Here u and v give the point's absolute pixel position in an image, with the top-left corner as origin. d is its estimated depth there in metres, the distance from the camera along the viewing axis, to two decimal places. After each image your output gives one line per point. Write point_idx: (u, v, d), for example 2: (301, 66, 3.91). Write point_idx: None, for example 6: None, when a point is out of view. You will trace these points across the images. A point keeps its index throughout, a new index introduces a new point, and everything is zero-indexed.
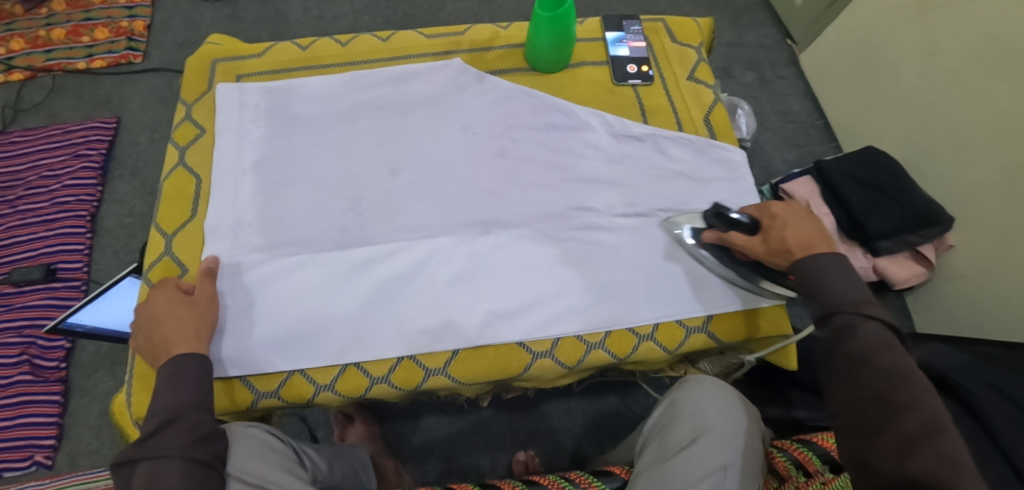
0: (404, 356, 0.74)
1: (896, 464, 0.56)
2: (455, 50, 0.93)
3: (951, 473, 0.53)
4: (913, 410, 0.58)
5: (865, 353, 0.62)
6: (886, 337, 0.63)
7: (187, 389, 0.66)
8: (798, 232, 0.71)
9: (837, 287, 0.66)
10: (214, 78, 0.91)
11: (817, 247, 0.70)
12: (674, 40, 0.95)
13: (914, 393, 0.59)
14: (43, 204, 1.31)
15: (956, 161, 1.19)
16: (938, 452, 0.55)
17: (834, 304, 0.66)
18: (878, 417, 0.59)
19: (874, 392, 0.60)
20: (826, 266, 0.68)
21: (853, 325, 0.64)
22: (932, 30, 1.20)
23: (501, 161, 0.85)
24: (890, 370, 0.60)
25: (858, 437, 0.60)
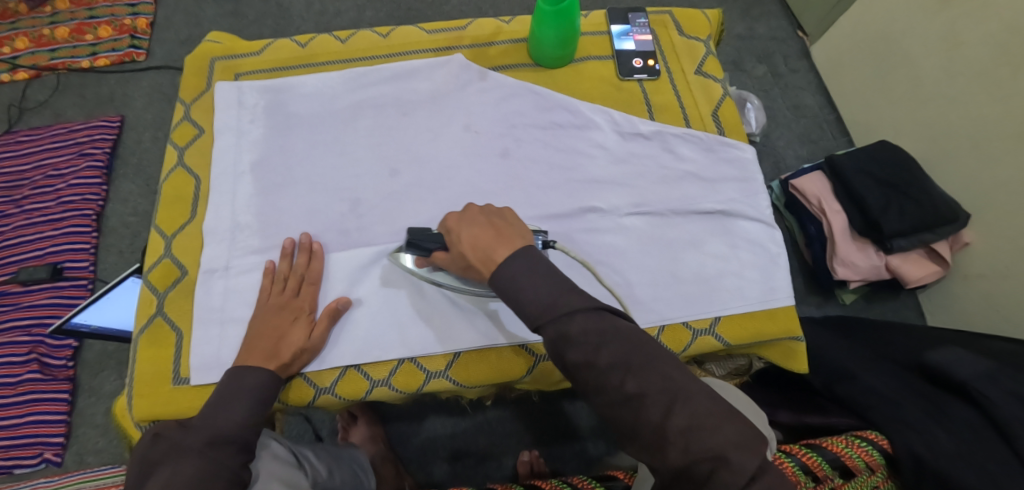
0: (406, 359, 0.73)
1: (660, 454, 0.55)
2: (457, 46, 0.91)
3: (701, 441, 0.53)
4: (647, 394, 0.56)
5: (586, 358, 0.57)
6: (610, 324, 0.58)
7: (238, 405, 0.67)
8: (472, 239, 0.64)
9: (531, 296, 0.59)
10: (213, 77, 0.90)
11: (496, 252, 0.63)
12: (682, 34, 0.93)
13: (642, 373, 0.56)
14: (49, 203, 1.31)
15: (975, 156, 1.16)
16: (683, 424, 0.54)
17: (535, 319, 0.59)
18: (626, 416, 0.56)
19: (606, 391, 0.57)
20: (516, 271, 0.61)
21: (562, 330, 0.58)
22: (953, 22, 1.17)
23: (504, 161, 0.83)
24: (616, 363, 0.57)
25: (622, 435, 0.57)
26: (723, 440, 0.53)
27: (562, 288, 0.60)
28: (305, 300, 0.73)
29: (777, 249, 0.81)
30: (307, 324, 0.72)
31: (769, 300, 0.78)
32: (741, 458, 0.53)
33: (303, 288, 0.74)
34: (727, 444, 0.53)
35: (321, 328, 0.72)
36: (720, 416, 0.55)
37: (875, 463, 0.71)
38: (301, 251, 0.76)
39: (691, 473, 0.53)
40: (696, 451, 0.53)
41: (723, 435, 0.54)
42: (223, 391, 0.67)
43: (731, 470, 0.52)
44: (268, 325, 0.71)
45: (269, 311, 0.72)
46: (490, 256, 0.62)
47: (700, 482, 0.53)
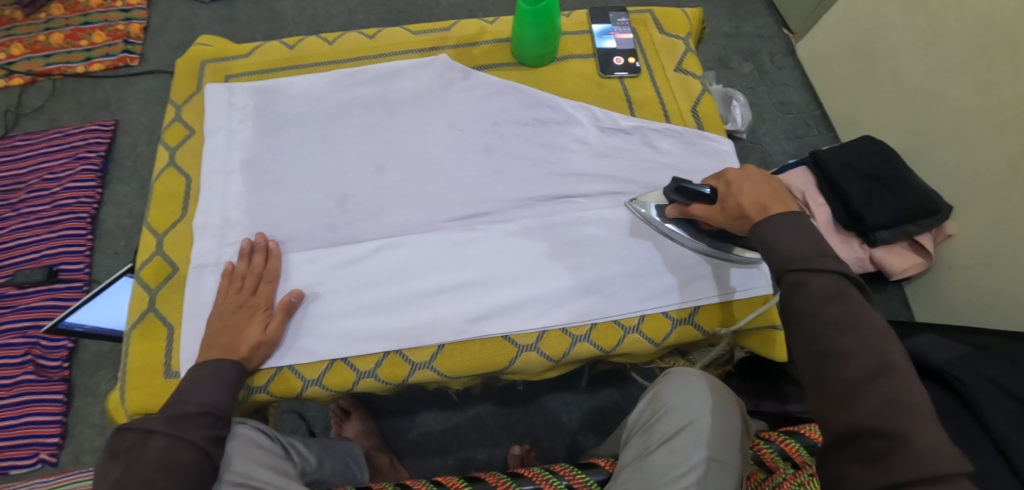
0: (391, 351, 0.74)
1: (845, 412, 0.54)
2: (441, 46, 0.93)
3: (902, 416, 0.51)
4: (859, 356, 0.55)
5: (812, 307, 0.59)
6: (840, 287, 0.59)
7: (217, 391, 0.67)
8: (756, 193, 0.67)
9: (791, 245, 0.62)
10: (203, 79, 0.92)
11: (773, 208, 0.66)
12: (662, 32, 0.95)
13: (865, 339, 0.56)
14: (45, 206, 1.33)
15: (957, 149, 1.18)
16: (888, 394, 0.53)
17: (781, 265, 0.62)
18: (826, 368, 0.57)
19: (818, 343, 0.58)
20: (779, 224, 0.64)
21: (802, 281, 0.61)
22: (932, 18, 1.19)
23: (487, 157, 0.85)
24: (840, 320, 0.57)
25: (813, 387, 0.57)
26: (927, 427, 0.50)
27: (820, 251, 0.62)
28: (262, 297, 0.74)
29: None
30: (263, 319, 0.73)
31: (747, 289, 0.79)
32: (931, 447, 0.49)
33: (260, 286, 0.75)
34: (927, 431, 0.50)
35: (276, 322, 0.73)
36: (923, 409, 0.52)
37: None
38: (257, 252, 0.77)
39: (868, 441, 0.52)
40: (886, 421, 0.52)
41: (926, 423, 0.51)
42: (196, 377, 0.67)
43: (915, 453, 0.49)
44: (223, 322, 0.72)
45: (224, 308, 0.73)
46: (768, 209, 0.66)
47: (879, 453, 0.51)
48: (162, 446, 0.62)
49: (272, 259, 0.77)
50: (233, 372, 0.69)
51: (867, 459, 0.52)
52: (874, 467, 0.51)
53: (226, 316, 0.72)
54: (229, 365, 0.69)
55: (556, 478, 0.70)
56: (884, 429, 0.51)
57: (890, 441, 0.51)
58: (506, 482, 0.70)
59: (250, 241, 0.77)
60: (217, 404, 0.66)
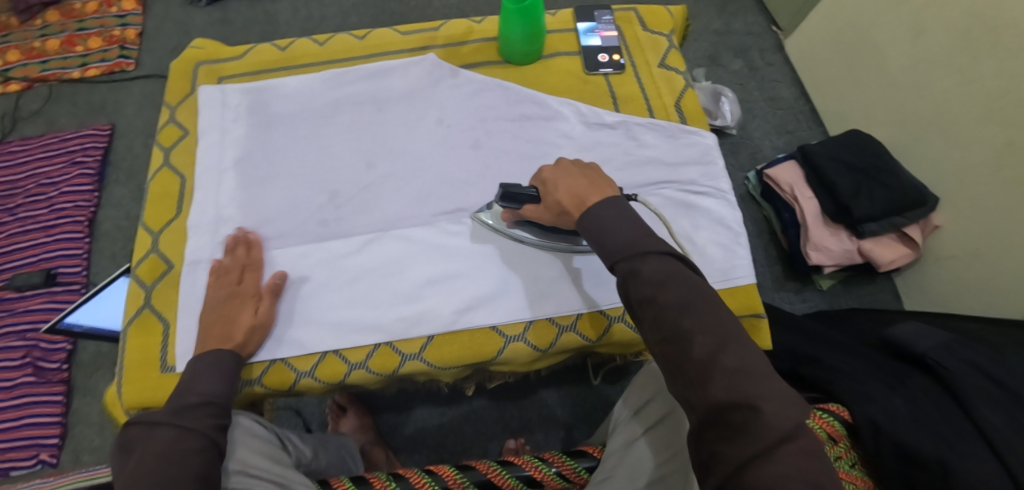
0: (382, 343, 0.75)
1: (702, 391, 0.56)
2: (430, 45, 0.94)
3: (749, 386, 0.54)
4: (701, 333, 0.57)
5: (648, 293, 0.60)
6: (672, 268, 0.61)
7: (221, 381, 0.69)
8: (571, 187, 0.69)
9: (614, 233, 0.64)
10: (197, 80, 0.94)
11: (590, 197, 0.67)
12: (646, 29, 0.96)
13: (702, 317, 0.58)
14: (42, 210, 1.34)
15: (944, 140, 1.19)
16: (731, 366, 0.56)
17: (613, 255, 0.63)
18: (675, 349, 0.58)
19: (660, 327, 0.59)
20: (599, 214, 0.66)
21: (635, 268, 0.62)
22: (918, 11, 1.20)
23: (474, 153, 0.86)
24: (676, 301, 0.59)
25: (671, 371, 0.59)
26: (769, 392, 0.54)
27: (643, 233, 0.64)
28: (249, 284, 0.76)
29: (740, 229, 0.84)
30: (252, 304, 0.74)
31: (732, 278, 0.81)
32: (777, 411, 0.53)
33: (246, 275, 0.76)
34: (768, 397, 0.54)
35: (266, 305, 0.74)
36: (764, 372, 0.56)
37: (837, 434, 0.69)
38: (239, 245, 0.78)
39: (729, 416, 0.54)
40: (739, 393, 0.54)
41: (769, 388, 0.54)
42: (196, 368, 0.69)
43: (763, 419, 0.53)
44: (218, 313, 0.73)
45: (220, 297, 0.74)
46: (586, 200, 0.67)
47: (738, 426, 0.53)
48: (170, 436, 0.62)
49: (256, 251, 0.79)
50: (234, 362, 0.71)
51: (726, 434, 0.54)
52: (733, 442, 0.53)
53: (222, 306, 0.73)
54: (226, 355, 0.70)
55: (545, 465, 0.72)
56: (740, 402, 0.54)
57: (746, 413, 0.53)
58: (498, 472, 0.71)
59: (239, 232, 0.79)
60: (224, 394, 0.68)
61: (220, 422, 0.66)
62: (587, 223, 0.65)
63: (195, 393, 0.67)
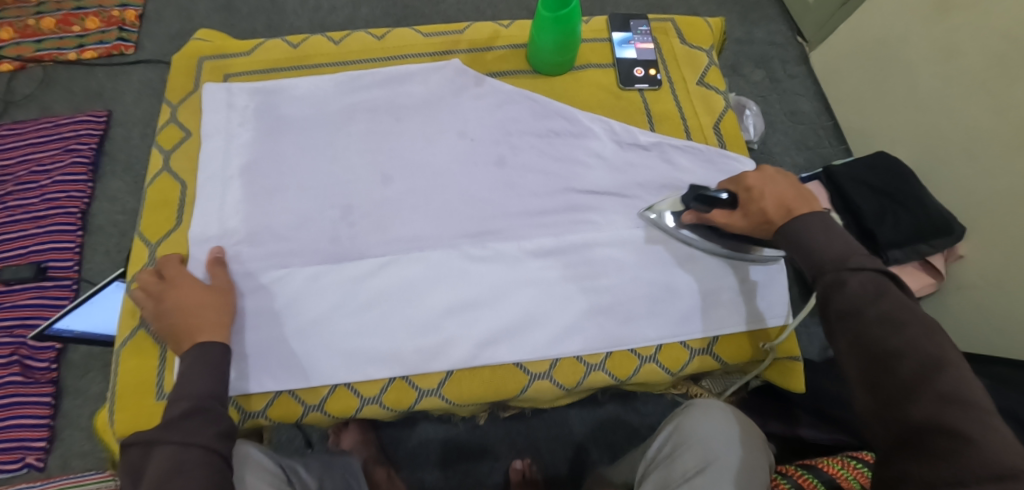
0: (398, 376, 0.71)
1: (898, 412, 0.53)
2: (453, 50, 0.89)
3: (958, 414, 0.50)
4: (911, 354, 0.54)
5: (855, 307, 0.58)
6: (884, 284, 0.58)
7: (206, 377, 0.64)
8: (779, 197, 0.68)
9: (820, 246, 0.63)
10: (201, 77, 0.87)
11: (798, 209, 0.67)
12: (684, 42, 0.92)
13: (914, 336, 0.55)
14: (33, 200, 1.28)
15: (971, 168, 1.15)
16: (944, 391, 0.52)
17: (821, 264, 0.62)
18: (878, 368, 0.56)
19: (866, 344, 0.57)
20: (809, 226, 0.65)
21: (841, 280, 0.60)
22: (952, 32, 1.15)
23: (499, 170, 0.81)
24: (885, 318, 0.56)
25: (865, 385, 0.56)
26: (984, 424, 0.49)
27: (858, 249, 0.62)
28: (177, 276, 0.71)
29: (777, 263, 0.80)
30: (197, 286, 0.71)
31: (765, 319, 0.77)
32: (994, 444, 0.48)
33: (168, 272, 0.72)
34: (989, 429, 0.49)
35: (218, 276, 0.72)
36: (983, 406, 0.51)
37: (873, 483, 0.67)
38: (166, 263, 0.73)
39: (929, 439, 0.51)
40: (945, 420, 0.50)
41: (986, 420, 0.50)
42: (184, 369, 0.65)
43: (977, 451, 0.48)
44: (170, 315, 0.68)
45: (167, 296, 0.69)
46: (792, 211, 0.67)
47: (939, 450, 0.50)
48: (171, 453, 0.58)
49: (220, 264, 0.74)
50: (222, 357, 0.67)
51: (923, 456, 0.51)
52: (932, 466, 0.50)
53: (167, 307, 0.69)
54: (201, 347, 0.66)
55: None
56: (941, 426, 0.50)
57: (946, 440, 0.50)
58: None
59: (178, 255, 0.75)
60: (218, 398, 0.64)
61: (220, 429, 0.62)
62: (793, 232, 0.65)
63: (194, 399, 0.63)
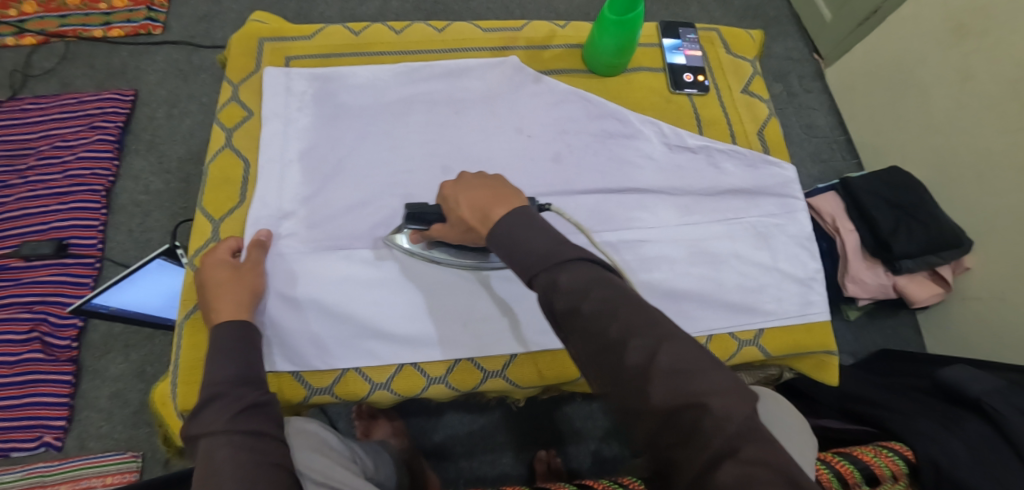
0: (461, 358, 0.74)
1: (643, 402, 0.50)
2: (510, 46, 0.91)
3: (689, 386, 0.49)
4: (634, 337, 0.52)
5: (572, 304, 0.54)
6: (596, 273, 0.55)
7: (232, 362, 0.64)
8: (471, 200, 0.61)
9: (526, 245, 0.57)
10: (261, 59, 0.87)
11: (494, 211, 0.60)
12: (729, 52, 0.96)
13: (630, 318, 0.52)
14: (55, 176, 1.26)
15: (981, 186, 1.21)
16: (669, 367, 0.50)
17: (527, 269, 0.56)
18: (610, 362, 0.52)
19: (596, 340, 0.53)
20: (510, 225, 0.58)
21: (554, 280, 0.55)
22: (966, 57, 1.22)
23: (556, 167, 0.84)
24: (604, 307, 0.53)
25: (605, 383, 0.52)
26: (711, 387, 0.49)
27: (557, 240, 0.57)
28: (221, 251, 0.72)
29: (816, 266, 0.84)
30: (233, 268, 0.71)
31: (807, 314, 0.82)
32: (726, 405, 0.48)
33: (218, 248, 0.72)
34: (711, 390, 0.49)
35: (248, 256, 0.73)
36: (710, 363, 0.51)
37: (899, 473, 0.72)
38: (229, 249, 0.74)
39: (677, 420, 0.49)
40: (681, 395, 0.49)
41: (709, 380, 0.49)
42: (219, 349, 0.65)
43: (713, 416, 0.48)
44: (220, 296, 0.68)
45: (218, 280, 0.69)
46: (488, 214, 0.60)
47: (689, 429, 0.48)
48: (204, 450, 0.59)
49: (261, 252, 0.73)
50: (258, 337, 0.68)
51: (677, 440, 0.48)
52: (684, 448, 0.48)
53: (216, 287, 0.69)
54: (246, 323, 0.67)
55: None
56: (684, 402, 0.48)
57: (693, 413, 0.48)
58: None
59: (236, 239, 0.74)
60: (239, 382, 0.63)
61: (237, 409, 0.61)
62: (494, 239, 0.58)
63: (206, 388, 0.62)
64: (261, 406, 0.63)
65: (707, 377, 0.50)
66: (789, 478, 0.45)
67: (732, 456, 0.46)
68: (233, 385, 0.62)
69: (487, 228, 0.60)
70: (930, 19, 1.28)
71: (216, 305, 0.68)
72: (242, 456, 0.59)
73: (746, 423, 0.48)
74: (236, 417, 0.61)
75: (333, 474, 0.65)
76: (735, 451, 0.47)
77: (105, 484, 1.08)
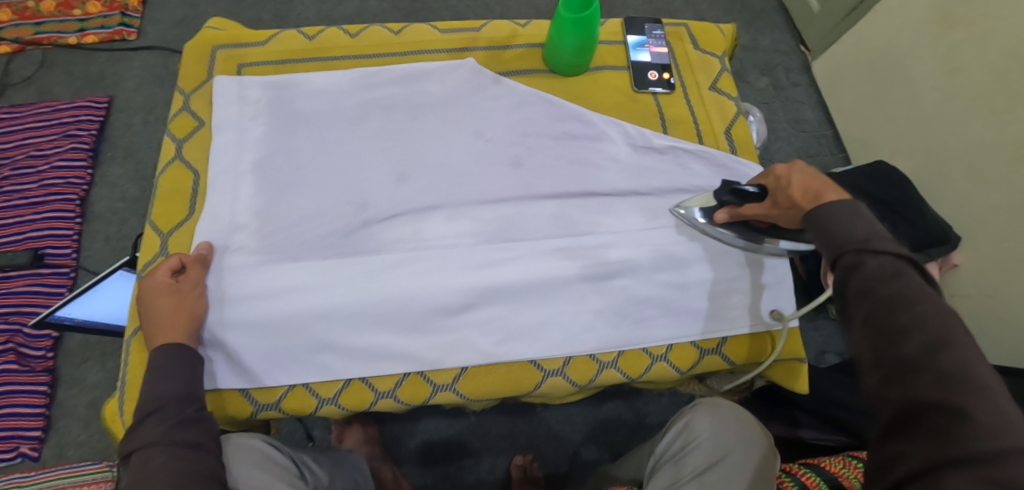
0: (412, 372, 0.73)
1: (903, 391, 0.49)
2: (470, 47, 0.89)
3: (966, 393, 0.47)
4: (918, 330, 0.51)
5: (867, 286, 0.55)
6: (901, 266, 0.55)
7: (173, 381, 0.64)
8: (805, 182, 0.66)
9: (848, 227, 0.59)
10: (215, 67, 0.86)
11: (824, 195, 0.65)
12: (698, 48, 0.93)
13: (923, 314, 0.51)
14: (30, 185, 1.26)
15: (970, 180, 1.17)
16: (951, 370, 0.48)
17: (840, 247, 0.59)
18: (881, 346, 0.52)
19: (874, 323, 0.53)
20: (834, 209, 0.62)
21: (858, 262, 0.57)
22: (954, 46, 1.17)
23: (514, 172, 0.82)
24: (898, 297, 0.53)
25: (871, 364, 0.52)
26: (998, 405, 0.46)
27: (880, 229, 0.59)
28: (164, 269, 0.70)
29: (785, 269, 0.81)
30: (175, 287, 0.69)
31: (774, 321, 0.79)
32: (995, 425, 0.45)
33: (160, 266, 0.70)
34: (993, 410, 0.46)
35: (191, 274, 0.71)
36: (990, 384, 0.47)
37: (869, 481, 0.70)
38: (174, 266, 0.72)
39: (931, 419, 0.47)
40: (949, 399, 0.47)
41: (992, 398, 0.46)
42: (161, 368, 0.64)
43: (976, 428, 0.45)
44: (156, 316, 0.67)
45: (154, 301, 0.68)
46: (818, 195, 0.64)
47: (947, 427, 0.46)
48: (137, 460, 0.59)
49: (202, 269, 0.72)
50: (201, 362, 0.67)
51: (930, 433, 0.47)
52: (940, 444, 0.46)
53: (152, 308, 0.68)
54: (187, 347, 0.67)
55: None
56: (945, 404, 0.47)
57: (953, 419, 0.46)
58: None
59: (178, 256, 0.72)
60: (180, 399, 0.63)
61: (172, 422, 0.61)
62: (816, 216, 0.62)
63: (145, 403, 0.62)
64: (196, 420, 0.63)
65: (988, 394, 0.47)
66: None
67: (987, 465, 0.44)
68: (172, 401, 0.62)
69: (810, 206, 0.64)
70: (917, 8, 1.24)
71: (152, 327, 0.67)
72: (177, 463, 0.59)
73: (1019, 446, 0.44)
74: (173, 428, 0.61)
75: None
76: (996, 462, 0.44)
77: None
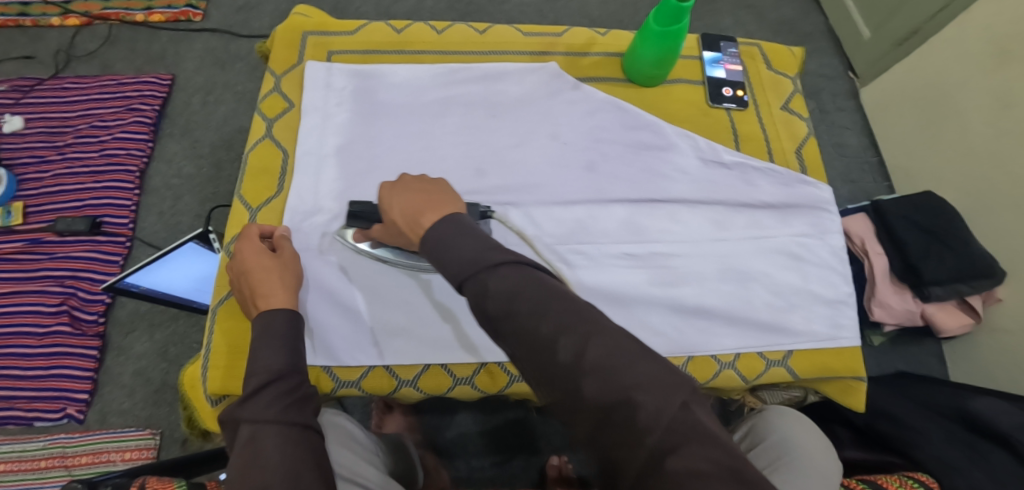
0: (487, 362, 0.75)
1: (579, 399, 0.47)
2: (550, 52, 0.91)
3: (621, 381, 0.47)
4: (563, 335, 0.49)
5: (503, 307, 0.51)
6: (526, 272, 0.52)
7: (278, 354, 0.63)
8: (404, 205, 0.60)
9: (456, 251, 0.54)
10: (305, 52, 0.88)
11: (423, 216, 0.59)
12: (770, 68, 0.95)
13: (563, 315, 0.50)
14: (92, 153, 1.30)
15: (1017, 216, 1.18)
16: (602, 361, 0.48)
17: (456, 274, 0.53)
18: (545, 365, 0.49)
19: (526, 341, 0.50)
20: (440, 233, 0.56)
21: (483, 284, 0.52)
22: (1010, 82, 1.19)
23: (589, 175, 0.84)
24: (531, 307, 0.50)
25: (538, 383, 0.50)
26: (644, 379, 0.47)
27: (486, 245, 0.54)
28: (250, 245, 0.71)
29: (848, 289, 0.83)
30: (276, 260, 0.71)
31: (838, 338, 0.80)
32: (657, 397, 0.46)
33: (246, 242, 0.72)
34: (641, 382, 0.47)
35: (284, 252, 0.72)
36: (636, 354, 0.48)
37: None
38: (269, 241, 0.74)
39: (612, 417, 0.46)
40: (618, 390, 0.46)
41: (637, 372, 0.47)
42: (260, 344, 0.63)
43: (647, 408, 0.46)
44: (265, 283, 0.68)
45: (258, 273, 0.69)
46: (419, 221, 0.58)
47: (626, 427, 0.46)
48: (248, 435, 0.57)
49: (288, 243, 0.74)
50: None
51: (616, 439, 0.46)
52: (626, 448, 0.45)
53: (261, 272, 0.69)
54: None
55: None
56: (620, 399, 0.46)
57: (625, 410, 0.46)
58: None
59: (261, 227, 0.75)
60: (292, 370, 0.62)
61: (288, 401, 0.60)
62: (425, 244, 0.56)
63: (260, 372, 0.60)
64: (304, 399, 0.61)
65: (633, 367, 0.47)
66: (734, 473, 0.43)
67: (674, 453, 0.44)
68: (289, 371, 0.62)
69: (416, 233, 0.59)
70: (973, 44, 1.26)
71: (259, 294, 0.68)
72: (291, 446, 0.57)
73: (682, 419, 0.45)
74: (287, 409, 0.59)
75: (357, 468, 0.70)
76: (676, 448, 0.44)
77: (124, 459, 1.10)
